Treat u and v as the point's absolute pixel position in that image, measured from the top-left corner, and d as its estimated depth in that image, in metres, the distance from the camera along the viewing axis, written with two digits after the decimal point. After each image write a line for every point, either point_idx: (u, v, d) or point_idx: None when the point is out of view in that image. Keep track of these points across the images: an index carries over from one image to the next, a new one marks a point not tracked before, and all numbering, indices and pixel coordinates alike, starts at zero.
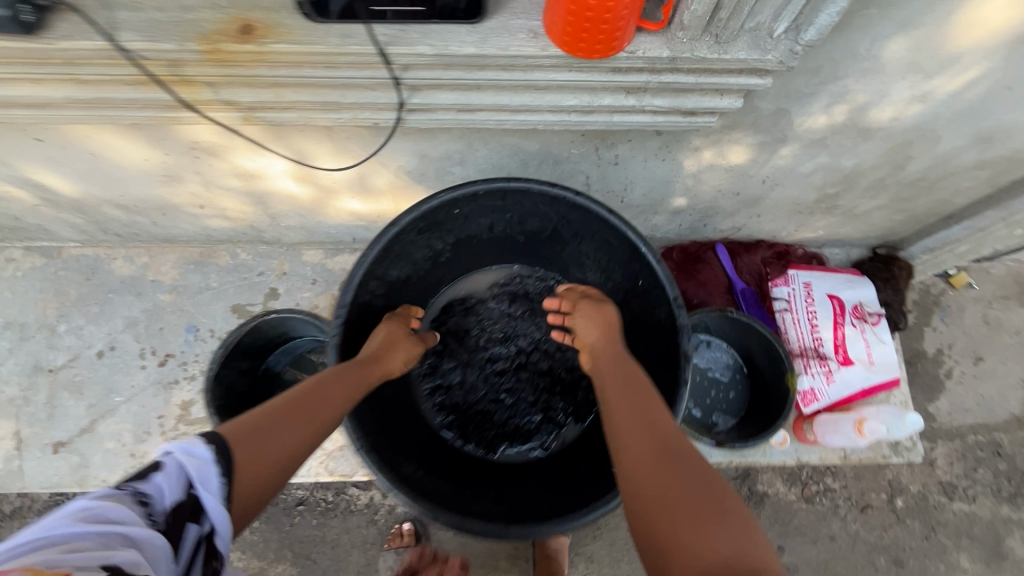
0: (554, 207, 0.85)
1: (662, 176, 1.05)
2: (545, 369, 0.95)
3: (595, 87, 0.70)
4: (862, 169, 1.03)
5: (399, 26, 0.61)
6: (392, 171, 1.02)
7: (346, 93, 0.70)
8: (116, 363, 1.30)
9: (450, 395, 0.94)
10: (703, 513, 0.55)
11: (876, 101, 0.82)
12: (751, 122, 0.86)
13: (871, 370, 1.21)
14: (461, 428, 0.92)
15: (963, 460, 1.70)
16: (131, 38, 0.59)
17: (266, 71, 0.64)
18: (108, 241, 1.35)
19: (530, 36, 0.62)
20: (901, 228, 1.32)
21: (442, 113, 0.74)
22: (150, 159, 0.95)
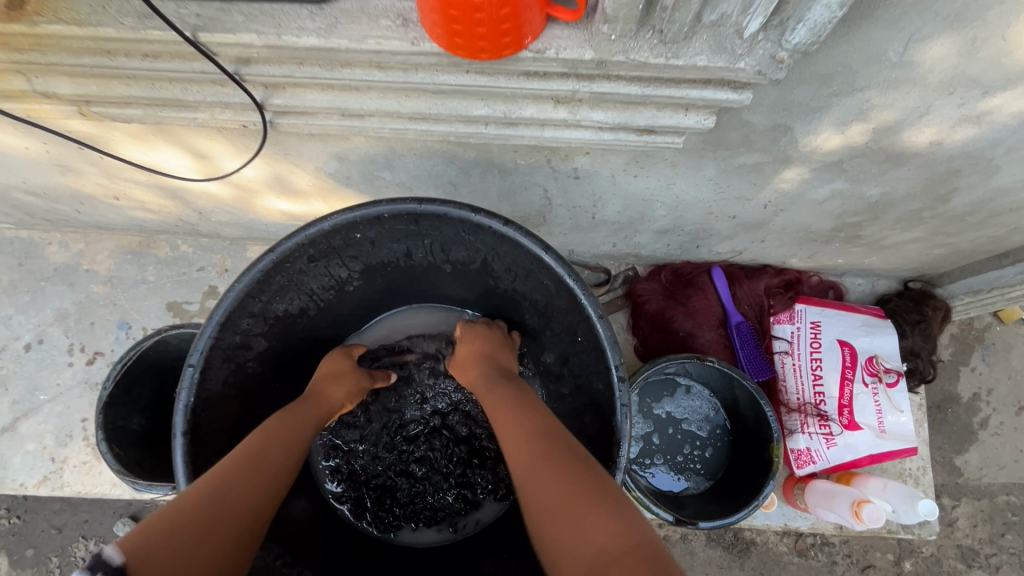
0: (478, 237, 0.69)
1: (637, 195, 0.86)
2: (461, 439, 0.89)
3: (509, 92, 0.51)
4: (892, 198, 0.82)
5: (219, 3, 0.44)
6: (311, 173, 0.86)
7: (187, 89, 0.54)
8: (43, 358, 1.21)
9: (351, 460, 0.88)
10: (591, 514, 0.50)
11: (911, 121, 0.61)
12: (740, 141, 0.66)
13: (881, 437, 1.00)
14: (360, 499, 0.87)
15: (989, 523, 1.49)
16: None
17: (65, 58, 0.49)
18: (40, 224, 1.24)
19: (396, 23, 0.44)
20: (941, 262, 1.09)
21: (322, 118, 0.58)
22: (31, 147, 0.82)
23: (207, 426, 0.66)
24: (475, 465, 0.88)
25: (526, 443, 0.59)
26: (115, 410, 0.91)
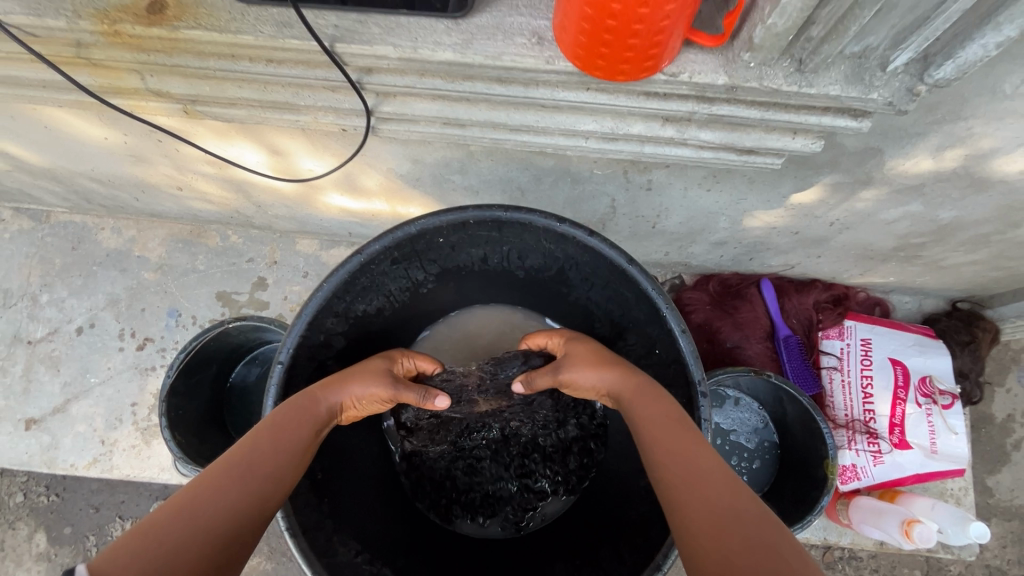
0: (560, 245, 0.70)
1: (705, 208, 0.86)
2: (527, 432, 0.85)
3: (622, 109, 0.52)
4: (964, 222, 0.82)
5: (357, 17, 0.45)
6: (382, 173, 0.87)
7: (299, 92, 0.55)
8: (95, 342, 1.23)
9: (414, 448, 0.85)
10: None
11: (1007, 149, 0.61)
12: (829, 161, 0.66)
13: (931, 457, 1.00)
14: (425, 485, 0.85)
15: (1018, 544, 1.49)
16: (18, 12, 0.46)
17: (194, 61, 0.50)
18: (95, 210, 1.26)
19: (532, 41, 0.45)
20: (995, 284, 1.09)
21: (424, 126, 0.58)
22: (111, 137, 0.84)
23: None
24: (542, 460, 0.85)
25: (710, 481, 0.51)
26: (176, 399, 0.92)
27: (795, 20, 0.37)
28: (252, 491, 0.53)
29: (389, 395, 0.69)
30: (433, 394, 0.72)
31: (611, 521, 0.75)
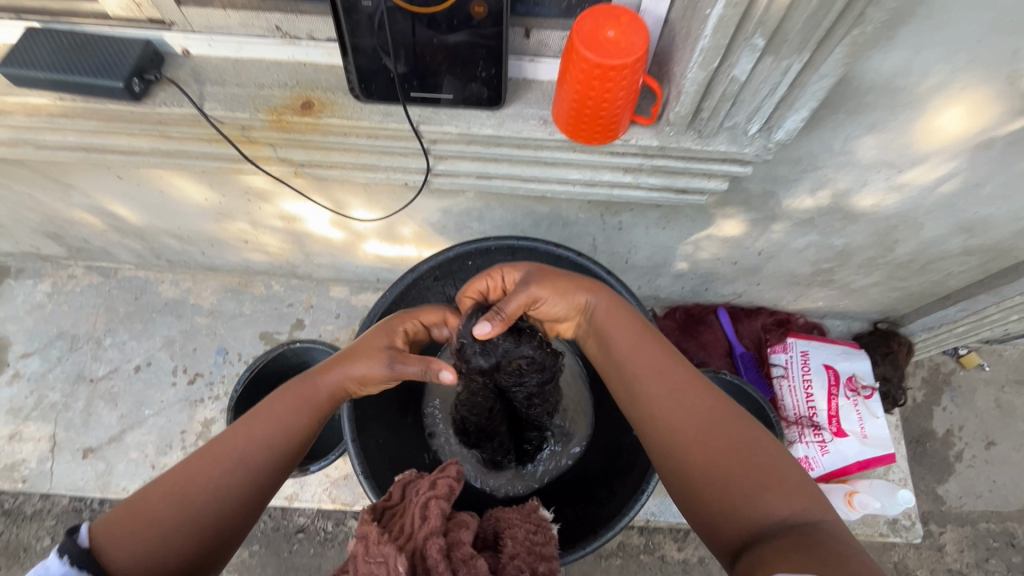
0: (558, 264, 0.95)
1: (663, 243, 1.14)
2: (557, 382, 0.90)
3: (597, 164, 0.80)
4: (853, 248, 1.11)
5: (430, 109, 0.74)
6: (417, 223, 1.13)
7: (381, 158, 0.82)
8: (150, 378, 1.41)
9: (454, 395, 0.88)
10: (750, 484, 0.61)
11: (856, 189, 0.91)
12: (742, 201, 0.95)
13: (864, 443, 1.22)
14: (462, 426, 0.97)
15: (974, 548, 1.66)
16: (214, 107, 0.73)
17: (319, 137, 0.77)
18: (159, 265, 1.49)
19: (541, 123, 0.73)
20: (901, 304, 1.37)
21: (463, 179, 0.85)
22: (209, 198, 1.10)
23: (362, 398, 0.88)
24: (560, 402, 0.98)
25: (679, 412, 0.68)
26: (241, 407, 1.11)
27: (691, 108, 0.66)
28: (220, 481, 0.65)
29: (384, 375, 0.72)
30: (435, 368, 0.71)
31: (606, 475, 0.95)
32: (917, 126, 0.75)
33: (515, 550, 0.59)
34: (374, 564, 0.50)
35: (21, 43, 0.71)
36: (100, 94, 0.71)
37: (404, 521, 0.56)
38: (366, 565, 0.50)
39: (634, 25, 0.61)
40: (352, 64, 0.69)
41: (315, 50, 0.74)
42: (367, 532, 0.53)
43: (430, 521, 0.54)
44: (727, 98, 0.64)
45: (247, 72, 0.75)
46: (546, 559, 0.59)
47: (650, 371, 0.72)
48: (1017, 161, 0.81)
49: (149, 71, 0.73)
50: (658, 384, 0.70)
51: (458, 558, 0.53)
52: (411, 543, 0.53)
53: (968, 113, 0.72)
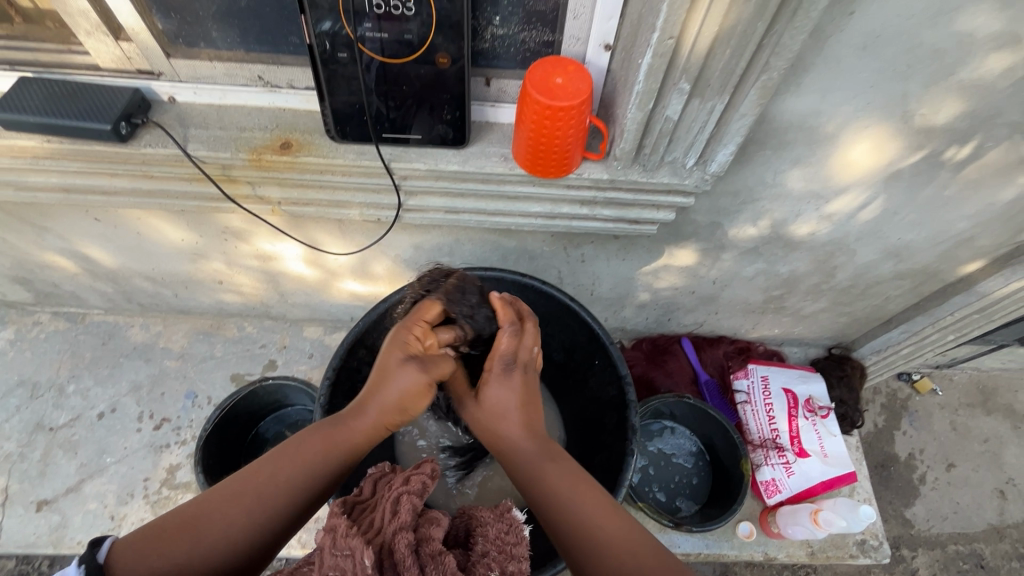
0: (524, 293, 1.01)
1: (624, 274, 1.21)
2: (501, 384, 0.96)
3: (555, 198, 0.87)
4: (797, 275, 1.19)
5: (401, 148, 0.80)
6: (390, 259, 1.18)
7: (356, 194, 0.88)
8: (114, 425, 1.37)
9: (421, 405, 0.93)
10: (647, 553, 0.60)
11: (792, 218, 1.00)
12: (692, 231, 1.03)
13: (827, 462, 1.27)
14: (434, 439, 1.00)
15: (945, 571, 1.68)
16: (197, 148, 0.78)
17: (296, 175, 0.82)
18: (129, 310, 1.48)
19: (503, 160, 0.81)
20: (850, 330, 1.46)
21: (433, 213, 0.91)
22: (186, 239, 1.13)
23: None
24: None
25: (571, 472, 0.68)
26: (210, 444, 1.09)
27: (634, 144, 0.74)
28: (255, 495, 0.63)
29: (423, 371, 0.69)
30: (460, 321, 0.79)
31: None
32: (834, 160, 0.85)
33: (486, 549, 0.60)
34: (340, 557, 0.51)
35: (13, 90, 0.76)
36: (88, 136, 0.76)
37: (373, 515, 0.58)
38: (332, 558, 0.51)
39: (579, 73, 0.69)
40: (328, 108, 0.76)
41: (293, 97, 0.80)
42: (336, 525, 0.55)
43: (402, 518, 0.56)
44: (664, 134, 0.73)
45: (229, 116, 0.81)
46: (518, 559, 0.60)
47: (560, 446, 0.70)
48: (924, 190, 0.91)
49: (136, 115, 0.78)
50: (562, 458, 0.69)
51: (427, 554, 0.55)
52: (382, 538, 0.55)
53: (874, 147, 0.82)
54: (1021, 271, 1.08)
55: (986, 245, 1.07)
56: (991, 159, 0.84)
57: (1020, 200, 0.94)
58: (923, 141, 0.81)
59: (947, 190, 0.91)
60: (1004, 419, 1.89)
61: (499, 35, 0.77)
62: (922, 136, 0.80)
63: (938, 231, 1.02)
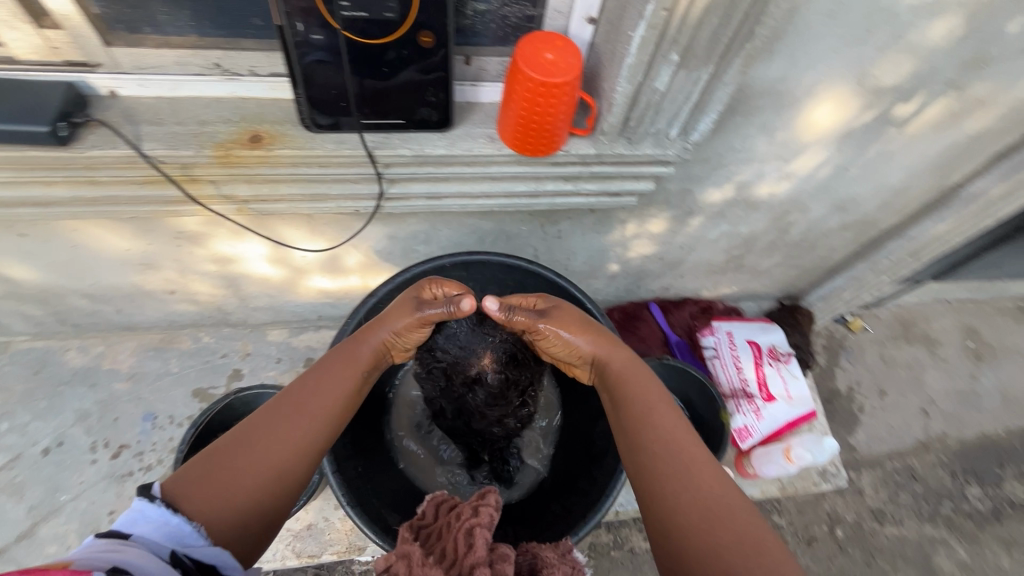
0: (511, 274, 1.00)
1: (598, 247, 1.23)
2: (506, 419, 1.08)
3: (541, 176, 0.87)
4: (756, 233, 1.27)
5: (382, 134, 0.76)
6: (363, 251, 1.13)
7: (332, 186, 0.83)
8: (63, 460, 1.25)
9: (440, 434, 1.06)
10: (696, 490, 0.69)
11: (755, 180, 1.05)
12: (664, 200, 1.07)
13: (791, 403, 1.38)
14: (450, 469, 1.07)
15: (886, 486, 1.89)
16: (154, 146, 0.70)
17: (268, 169, 0.76)
18: (63, 332, 1.33)
19: (489, 141, 0.79)
20: (799, 281, 1.57)
21: (415, 201, 0.89)
22: (131, 249, 1.02)
23: None
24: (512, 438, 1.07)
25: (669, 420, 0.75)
26: (187, 467, 1.03)
27: (622, 118, 0.75)
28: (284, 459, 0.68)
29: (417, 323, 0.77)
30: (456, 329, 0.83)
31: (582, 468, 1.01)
32: (799, 121, 0.90)
33: None
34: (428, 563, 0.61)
35: None
36: (20, 140, 0.66)
37: (447, 544, 0.65)
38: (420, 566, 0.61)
39: (568, 48, 0.68)
40: (302, 96, 0.70)
41: (256, 85, 0.74)
42: (410, 553, 0.63)
43: (479, 553, 0.62)
44: (650, 107, 0.73)
45: (185, 110, 0.74)
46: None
47: (655, 439, 0.73)
48: (872, 144, 1.00)
49: (75, 113, 0.69)
50: (665, 453, 0.71)
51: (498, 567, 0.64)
52: (458, 568, 0.62)
53: (834, 108, 0.89)
54: (947, 216, 1.19)
55: (920, 194, 1.17)
56: (929, 115, 0.93)
57: (949, 151, 1.04)
58: (873, 101, 0.88)
59: (890, 144, 1.00)
60: (923, 346, 2.14)
61: (479, 11, 0.73)
62: (872, 97, 0.87)
63: (878, 183, 1.12)
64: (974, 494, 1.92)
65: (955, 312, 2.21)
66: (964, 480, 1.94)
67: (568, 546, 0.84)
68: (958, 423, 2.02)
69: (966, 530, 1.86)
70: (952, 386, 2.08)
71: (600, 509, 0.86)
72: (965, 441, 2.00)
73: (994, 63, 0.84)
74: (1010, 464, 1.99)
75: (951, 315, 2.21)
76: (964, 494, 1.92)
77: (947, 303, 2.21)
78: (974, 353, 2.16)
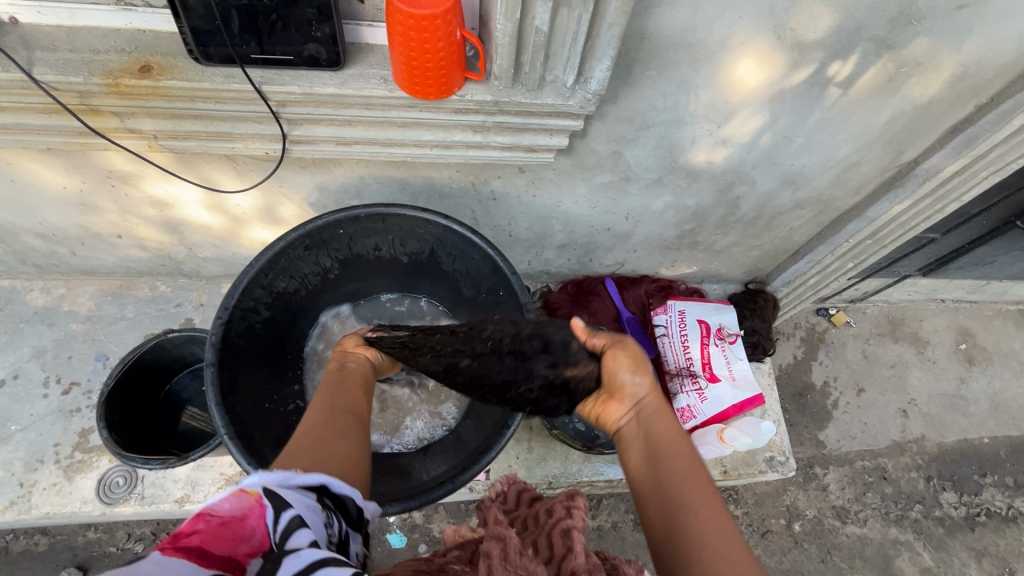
0: (428, 229, 0.99)
1: (538, 212, 1.21)
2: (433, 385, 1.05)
3: (447, 125, 0.86)
4: (704, 207, 1.23)
5: (275, 71, 0.76)
6: (296, 203, 1.14)
7: (236, 125, 0.83)
8: (17, 392, 1.31)
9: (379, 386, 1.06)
10: None
11: (690, 145, 1.02)
12: (595, 162, 1.04)
13: (734, 385, 1.34)
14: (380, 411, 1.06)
15: (853, 484, 1.83)
16: (44, 71, 0.72)
17: (164, 102, 0.77)
18: (25, 272, 1.39)
19: (382, 82, 0.78)
20: (763, 264, 1.52)
21: (322, 145, 0.89)
22: (68, 186, 1.05)
23: (227, 365, 0.87)
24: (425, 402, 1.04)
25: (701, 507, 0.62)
26: (113, 404, 1.07)
27: (511, 61, 0.73)
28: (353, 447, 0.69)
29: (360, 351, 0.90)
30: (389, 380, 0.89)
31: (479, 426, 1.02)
32: (722, 79, 0.87)
33: None
34: None
35: None
36: None
37: None
38: None
39: None
40: (186, 26, 0.70)
41: (152, 17, 0.75)
42: None
43: None
44: (539, 49, 0.71)
45: (82, 39, 0.75)
46: None
47: (697, 497, 0.63)
48: (810, 111, 0.95)
49: None
50: (707, 518, 0.61)
51: None
52: None
53: (758, 65, 0.84)
54: (903, 196, 1.14)
55: (873, 170, 1.12)
56: (865, 79, 0.88)
57: (897, 121, 0.98)
58: (799, 60, 0.84)
59: (830, 111, 0.95)
60: (910, 345, 2.04)
61: None
62: (798, 53, 0.83)
63: (826, 156, 1.07)
64: (949, 499, 1.84)
65: (950, 312, 2.10)
66: (939, 485, 1.86)
67: (439, 492, 0.84)
68: (940, 426, 1.94)
69: (934, 536, 1.79)
70: (937, 388, 1.99)
71: (478, 463, 0.86)
72: (944, 445, 1.91)
73: (926, 19, 0.79)
74: (992, 472, 1.90)
75: (945, 315, 2.10)
76: (937, 498, 1.84)
77: (942, 302, 2.10)
78: (966, 356, 2.05)
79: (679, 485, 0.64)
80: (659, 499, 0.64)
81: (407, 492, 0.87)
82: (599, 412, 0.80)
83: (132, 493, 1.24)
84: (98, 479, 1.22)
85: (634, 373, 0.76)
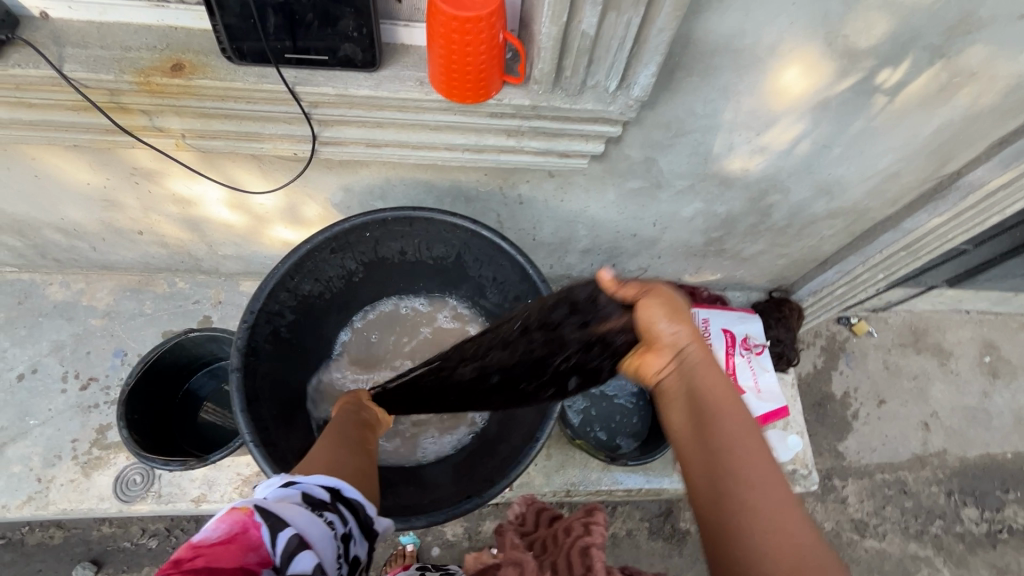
0: (456, 234, 0.97)
1: (564, 217, 1.19)
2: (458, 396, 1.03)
3: (481, 128, 0.84)
4: (734, 215, 1.20)
5: (308, 70, 0.74)
6: (320, 203, 1.12)
7: (266, 125, 0.82)
8: (36, 386, 1.30)
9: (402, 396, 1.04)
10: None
11: (726, 152, 0.99)
12: (627, 168, 1.02)
13: (759, 397, 1.32)
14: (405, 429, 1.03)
15: (873, 497, 1.80)
16: (74, 69, 0.70)
17: (195, 102, 0.76)
18: (45, 266, 1.38)
19: (417, 84, 0.75)
20: (789, 272, 1.49)
21: (352, 147, 0.87)
22: (91, 182, 1.04)
23: (252, 370, 0.86)
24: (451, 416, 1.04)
25: (760, 476, 0.56)
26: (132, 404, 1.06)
27: (552, 65, 0.70)
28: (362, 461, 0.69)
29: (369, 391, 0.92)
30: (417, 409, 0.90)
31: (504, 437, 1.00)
32: (766, 86, 0.84)
33: None
34: None
35: None
36: None
37: None
38: None
39: None
40: (220, 24, 0.68)
41: (184, 14, 0.73)
42: None
43: None
44: (582, 54, 0.69)
45: (113, 35, 0.73)
46: None
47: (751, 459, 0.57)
48: (853, 120, 0.92)
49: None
50: (761, 485, 0.55)
51: None
52: None
53: (804, 72, 0.81)
54: (942, 208, 1.11)
55: (913, 180, 1.08)
56: (914, 88, 0.85)
57: (942, 132, 0.95)
58: (848, 67, 0.81)
59: (874, 120, 0.92)
60: (933, 356, 2.00)
61: None
62: (847, 61, 0.80)
63: (865, 165, 1.04)
64: (970, 515, 1.81)
65: (975, 324, 2.06)
66: (961, 500, 1.83)
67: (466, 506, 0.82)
68: (962, 440, 1.90)
69: (954, 552, 1.76)
70: (961, 401, 1.95)
71: (506, 477, 0.84)
72: (966, 459, 1.88)
73: (984, 28, 0.75)
74: (1014, 488, 1.86)
75: (970, 327, 2.06)
76: (958, 514, 1.81)
77: (967, 313, 2.05)
78: (990, 369, 2.01)
79: (729, 448, 0.58)
80: (704, 462, 0.59)
81: (434, 506, 0.86)
82: (634, 364, 0.72)
83: (149, 492, 1.23)
84: (116, 477, 1.22)
85: (672, 320, 0.69)
